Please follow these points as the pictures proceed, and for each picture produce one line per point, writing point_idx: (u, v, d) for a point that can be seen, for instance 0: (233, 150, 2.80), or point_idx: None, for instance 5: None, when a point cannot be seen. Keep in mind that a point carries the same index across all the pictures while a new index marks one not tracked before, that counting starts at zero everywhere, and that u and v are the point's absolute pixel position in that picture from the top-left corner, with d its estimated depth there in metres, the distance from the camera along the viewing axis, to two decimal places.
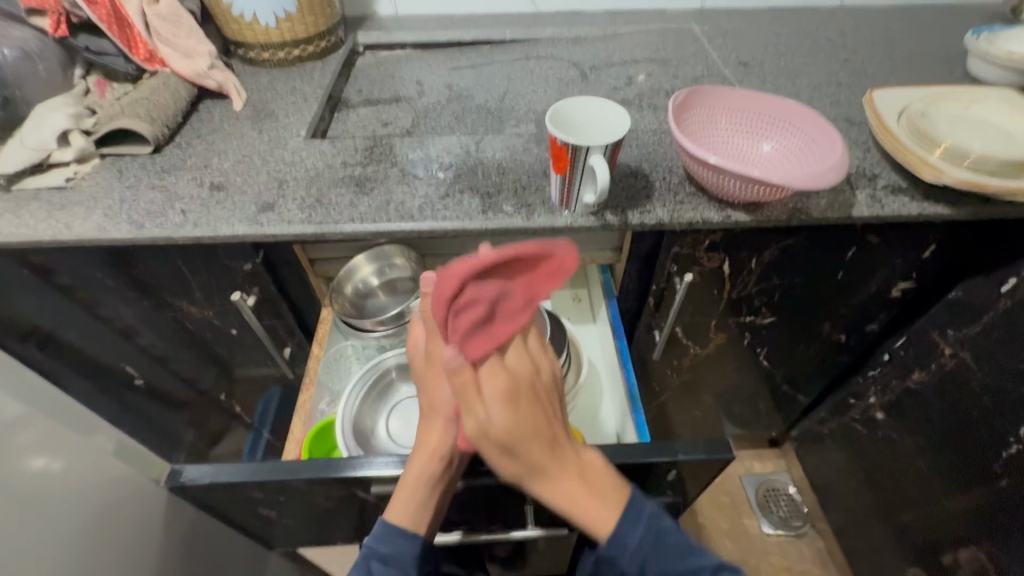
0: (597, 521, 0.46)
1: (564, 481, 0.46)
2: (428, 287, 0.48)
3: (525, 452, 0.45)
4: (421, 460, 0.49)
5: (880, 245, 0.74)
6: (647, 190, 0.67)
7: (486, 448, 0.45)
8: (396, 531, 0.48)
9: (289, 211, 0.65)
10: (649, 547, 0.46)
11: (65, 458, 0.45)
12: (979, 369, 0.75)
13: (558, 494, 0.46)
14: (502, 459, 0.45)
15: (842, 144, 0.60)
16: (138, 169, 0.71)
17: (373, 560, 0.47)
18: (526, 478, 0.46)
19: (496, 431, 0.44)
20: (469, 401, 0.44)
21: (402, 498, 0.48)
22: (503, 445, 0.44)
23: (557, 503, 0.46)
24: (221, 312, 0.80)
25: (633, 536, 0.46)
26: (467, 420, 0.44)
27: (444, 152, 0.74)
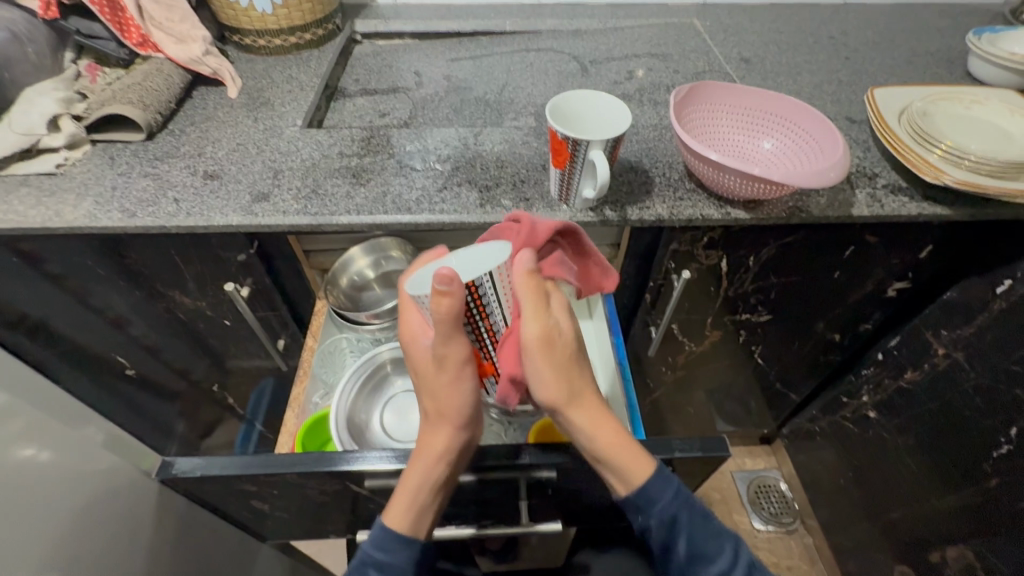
0: (635, 464, 0.46)
1: (600, 409, 0.48)
2: (446, 286, 0.42)
3: (575, 369, 0.47)
4: (426, 464, 0.48)
5: (877, 245, 0.74)
6: (646, 186, 0.67)
7: (541, 361, 0.46)
8: (395, 539, 0.47)
9: (284, 201, 0.65)
10: (680, 503, 0.46)
11: (54, 448, 0.45)
12: (972, 369, 0.75)
13: (598, 419, 0.47)
14: (553, 378, 0.46)
15: (842, 142, 0.60)
16: (130, 156, 0.70)
17: (371, 567, 0.46)
18: (567, 395, 0.47)
19: (560, 338, 0.47)
20: (540, 306, 0.47)
21: (403, 504, 0.47)
22: (561, 354, 0.47)
23: (597, 433, 0.46)
24: (214, 303, 0.79)
25: (665, 496, 0.46)
26: (534, 324, 0.46)
27: (442, 144, 0.73)
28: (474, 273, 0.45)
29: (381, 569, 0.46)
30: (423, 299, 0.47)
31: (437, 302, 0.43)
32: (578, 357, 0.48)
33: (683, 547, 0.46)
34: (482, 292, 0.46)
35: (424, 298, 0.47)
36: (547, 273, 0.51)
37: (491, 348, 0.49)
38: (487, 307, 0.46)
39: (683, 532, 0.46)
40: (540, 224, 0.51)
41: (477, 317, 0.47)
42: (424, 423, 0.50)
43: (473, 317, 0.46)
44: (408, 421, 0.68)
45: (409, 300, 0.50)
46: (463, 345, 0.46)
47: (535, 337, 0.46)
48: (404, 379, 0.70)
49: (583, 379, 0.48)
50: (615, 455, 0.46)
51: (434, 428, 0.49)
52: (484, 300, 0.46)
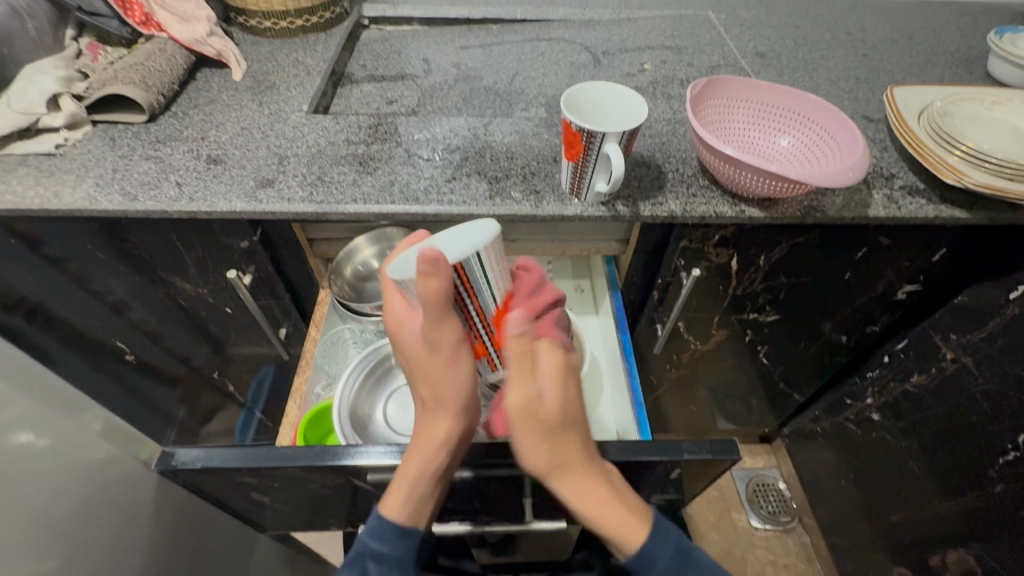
0: (627, 531, 0.44)
1: (585, 481, 0.44)
2: (432, 267, 0.41)
3: (563, 438, 0.44)
4: (424, 454, 0.47)
5: (890, 247, 0.73)
6: (659, 180, 0.66)
7: (526, 427, 0.43)
8: (394, 530, 0.47)
9: (289, 187, 0.63)
10: (679, 565, 0.45)
11: (51, 435, 0.43)
12: (981, 375, 0.74)
13: (586, 494, 0.44)
14: (537, 445, 0.43)
15: (863, 142, 0.59)
16: (131, 138, 0.68)
17: (368, 559, 0.47)
18: (553, 473, 0.44)
19: (543, 409, 0.43)
20: (523, 373, 0.43)
21: (403, 495, 0.46)
22: (545, 427, 0.43)
23: (586, 509, 0.44)
24: (215, 290, 0.78)
25: (666, 550, 0.45)
26: (517, 392, 0.43)
27: (450, 133, 0.72)
28: (460, 253, 0.44)
29: (378, 562, 0.47)
30: (407, 282, 0.45)
31: (423, 284, 0.41)
32: (570, 429, 0.45)
33: (690, 545, 0.45)
34: (471, 271, 0.44)
35: (409, 282, 0.45)
36: (542, 333, 0.47)
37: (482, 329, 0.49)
38: (475, 288, 0.46)
39: None
40: (543, 283, 0.52)
41: (465, 297, 0.46)
42: (418, 410, 0.49)
43: (462, 298, 0.46)
44: (411, 414, 0.66)
45: (392, 284, 0.49)
46: (452, 331, 0.45)
47: (515, 406, 0.42)
48: None
49: (576, 446, 0.45)
50: (604, 522, 0.44)
51: (428, 417, 0.48)
52: (473, 282, 0.45)
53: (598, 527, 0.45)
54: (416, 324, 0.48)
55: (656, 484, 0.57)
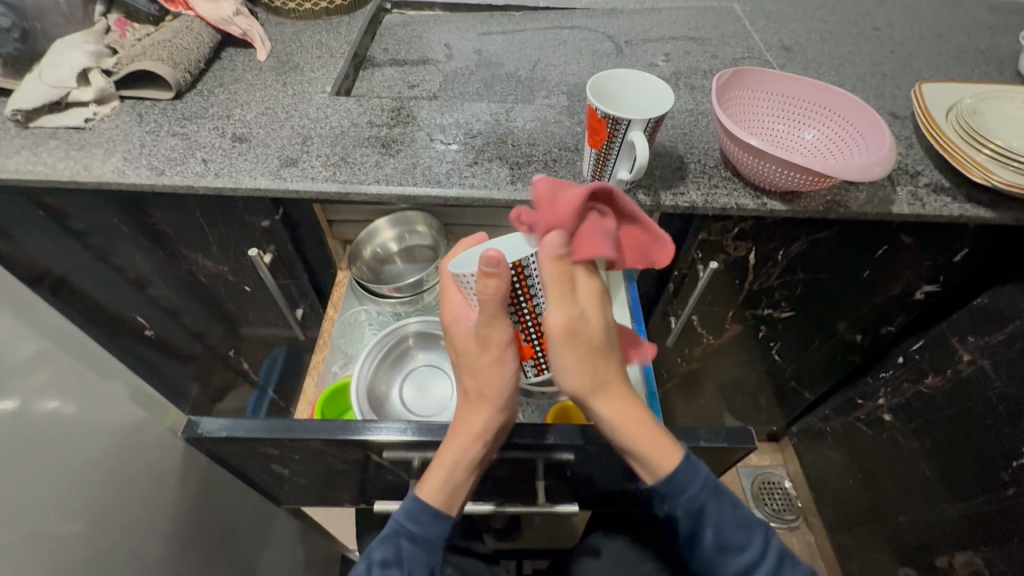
0: (662, 450, 0.46)
1: (627, 400, 0.47)
2: (495, 269, 0.43)
3: (599, 360, 0.47)
4: (462, 443, 0.48)
5: (912, 245, 0.73)
6: (680, 171, 0.66)
7: (567, 346, 0.46)
8: (429, 513, 0.47)
9: (313, 167, 0.64)
10: (710, 494, 0.46)
11: (78, 402, 0.44)
12: (997, 378, 0.73)
13: (624, 408, 0.47)
14: (578, 366, 0.46)
15: (891, 136, 0.58)
16: (158, 114, 0.69)
17: (404, 538, 0.46)
18: (592, 384, 0.47)
19: (585, 328, 0.47)
20: (562, 294, 0.45)
21: (440, 478, 0.47)
22: (589, 346, 0.47)
23: (622, 425, 0.46)
24: (235, 268, 0.79)
25: (693, 487, 0.45)
26: (559, 314, 0.45)
27: (473, 118, 0.72)
28: (519, 254, 0.46)
29: (413, 541, 0.46)
30: (464, 278, 0.48)
31: (484, 284, 0.43)
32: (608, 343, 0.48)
33: (710, 537, 0.46)
34: (528, 273, 0.47)
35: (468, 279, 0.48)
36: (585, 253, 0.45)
37: (533, 332, 0.51)
38: (531, 289, 0.47)
39: (715, 523, 0.46)
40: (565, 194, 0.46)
41: (520, 299, 0.48)
42: (462, 403, 0.51)
43: (516, 298, 0.48)
44: (427, 394, 0.68)
45: (451, 282, 0.52)
46: (503, 334, 0.48)
47: (559, 323, 0.45)
48: (426, 353, 0.70)
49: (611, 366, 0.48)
50: (639, 439, 0.46)
51: (469, 410, 0.49)
52: (529, 282, 0.47)
53: (632, 447, 0.46)
54: (470, 319, 0.50)
55: None
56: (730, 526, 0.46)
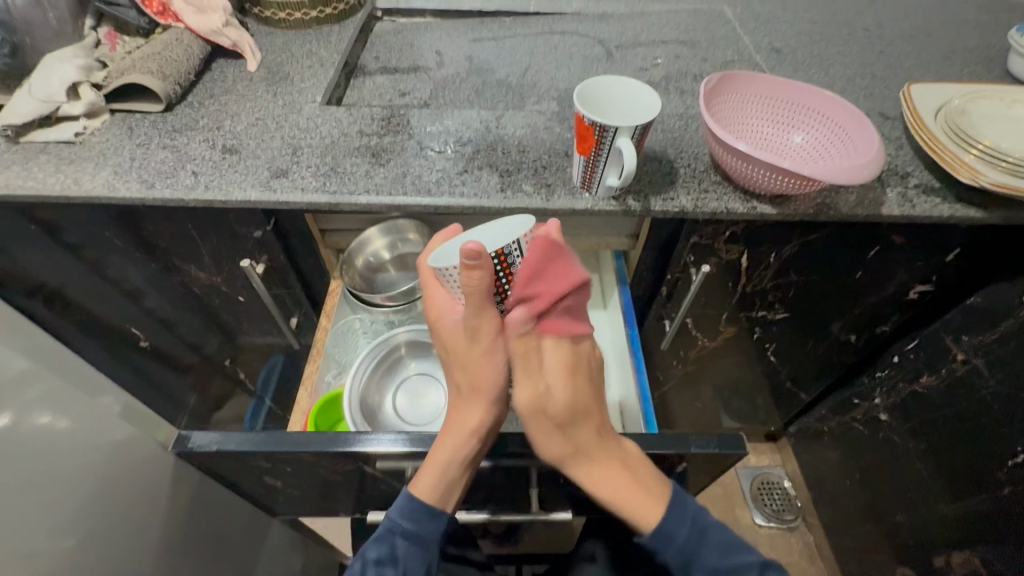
0: (644, 512, 0.47)
1: (605, 463, 0.48)
2: (475, 261, 0.41)
3: (576, 428, 0.48)
4: (456, 439, 0.48)
5: (902, 246, 0.73)
6: (670, 176, 0.66)
7: (540, 423, 0.47)
8: (424, 510, 0.48)
9: (303, 177, 0.64)
10: (696, 542, 0.46)
11: (72, 416, 0.44)
12: (991, 377, 0.73)
13: (604, 476, 0.47)
14: (550, 438, 0.47)
15: (879, 140, 0.58)
16: (149, 127, 0.69)
17: (398, 537, 0.47)
18: (580, 444, 0.48)
19: (552, 404, 0.46)
20: (529, 373, 0.46)
21: (433, 476, 0.48)
22: (556, 420, 0.47)
23: (601, 488, 0.47)
24: (229, 279, 0.79)
25: (680, 532, 0.46)
26: (524, 392, 0.46)
27: (462, 126, 0.72)
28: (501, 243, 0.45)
29: (408, 540, 0.47)
30: (447, 270, 0.47)
31: (467, 276, 0.42)
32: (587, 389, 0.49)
33: None
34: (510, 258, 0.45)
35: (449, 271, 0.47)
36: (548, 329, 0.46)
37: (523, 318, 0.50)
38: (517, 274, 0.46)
39: (703, 567, 0.46)
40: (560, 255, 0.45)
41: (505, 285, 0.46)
42: (455, 397, 0.51)
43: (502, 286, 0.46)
44: (421, 403, 0.68)
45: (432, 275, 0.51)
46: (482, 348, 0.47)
47: (525, 404, 0.46)
48: (418, 362, 0.70)
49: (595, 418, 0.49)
50: (618, 502, 0.47)
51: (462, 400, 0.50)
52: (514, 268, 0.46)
53: (616, 509, 0.47)
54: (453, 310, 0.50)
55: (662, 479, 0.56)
56: (724, 536, 0.47)
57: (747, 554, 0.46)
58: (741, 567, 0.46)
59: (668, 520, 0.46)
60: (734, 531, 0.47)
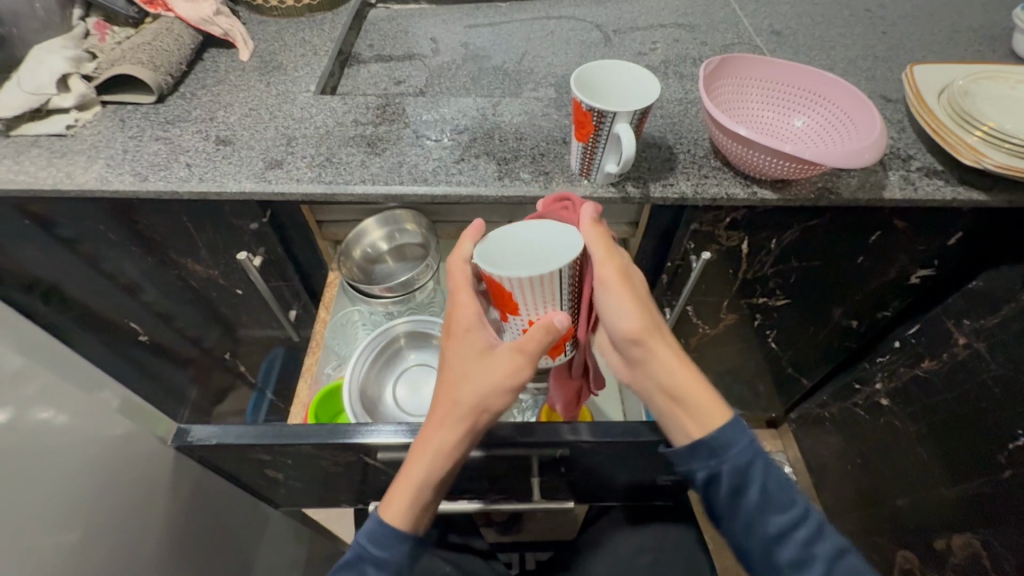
0: (714, 404, 0.46)
1: (677, 348, 0.48)
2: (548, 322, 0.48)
3: (651, 308, 0.49)
4: (431, 462, 0.45)
5: (905, 230, 0.72)
6: (670, 162, 0.65)
7: (624, 275, 0.48)
8: (395, 537, 0.45)
9: (298, 168, 0.63)
10: (757, 450, 0.44)
11: (69, 411, 0.44)
12: (993, 361, 0.72)
13: (680, 359, 0.47)
14: (632, 303, 0.47)
15: (880, 122, 0.58)
16: (141, 119, 0.68)
17: (368, 563, 0.45)
18: (650, 335, 0.47)
19: (631, 278, 0.49)
20: (608, 248, 0.49)
21: (404, 502, 0.45)
22: (638, 294, 0.48)
23: (677, 375, 0.47)
24: (226, 272, 0.79)
25: (743, 438, 0.44)
26: (609, 259, 0.48)
27: (459, 114, 0.71)
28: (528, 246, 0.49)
29: (378, 567, 0.45)
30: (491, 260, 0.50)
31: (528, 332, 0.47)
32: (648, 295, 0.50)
33: (755, 494, 0.44)
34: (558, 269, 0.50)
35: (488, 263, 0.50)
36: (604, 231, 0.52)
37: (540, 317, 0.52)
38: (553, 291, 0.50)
39: (761, 477, 0.44)
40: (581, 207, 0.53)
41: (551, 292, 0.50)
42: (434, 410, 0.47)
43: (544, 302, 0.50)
44: (422, 394, 0.68)
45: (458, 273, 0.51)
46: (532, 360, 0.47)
47: (612, 267, 0.48)
48: (417, 353, 0.70)
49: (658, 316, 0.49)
50: (693, 393, 0.46)
51: (439, 423, 0.46)
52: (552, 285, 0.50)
53: (687, 400, 0.46)
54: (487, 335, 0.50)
55: (663, 466, 0.56)
56: (776, 483, 0.44)
57: (796, 504, 0.44)
58: (789, 514, 0.44)
59: (719, 455, 0.44)
60: (785, 478, 0.45)
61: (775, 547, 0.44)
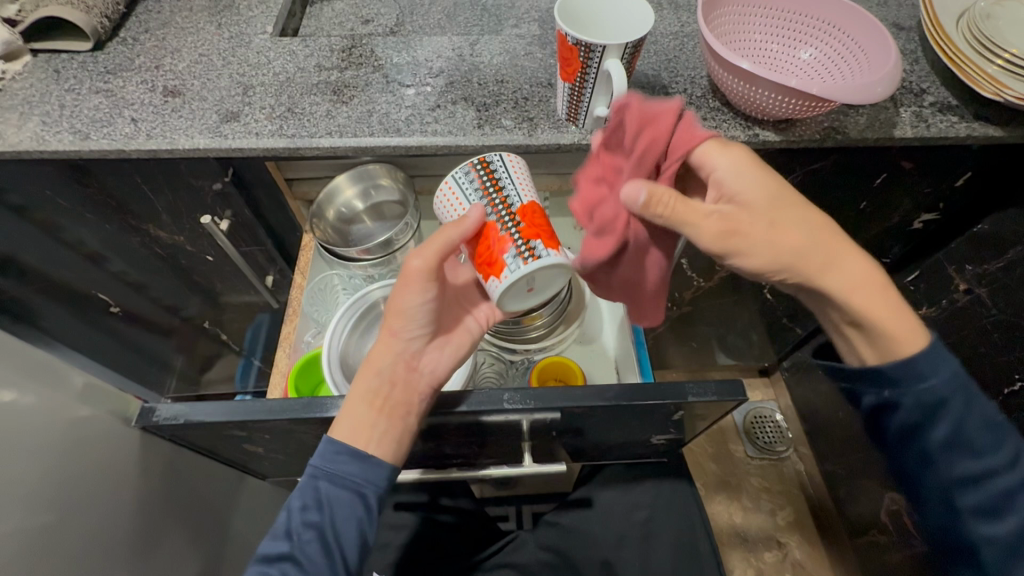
0: (899, 325, 0.46)
1: (852, 265, 0.46)
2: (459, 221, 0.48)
3: (790, 224, 0.45)
4: (361, 373, 0.48)
5: (913, 172, 0.68)
6: (665, 103, 0.60)
7: (734, 227, 0.44)
8: (340, 449, 0.45)
9: (256, 121, 0.57)
10: (959, 390, 0.46)
11: (17, 390, 0.41)
12: (994, 306, 0.69)
13: (856, 282, 0.47)
14: (765, 244, 0.44)
15: (896, 51, 0.52)
16: (77, 68, 0.61)
17: (320, 479, 0.45)
18: (813, 266, 0.46)
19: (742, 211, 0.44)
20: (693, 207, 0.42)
21: (342, 408, 0.47)
22: (767, 223, 0.44)
23: (853, 298, 0.46)
24: (193, 237, 0.74)
25: (940, 373, 0.46)
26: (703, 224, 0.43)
27: (434, 55, 0.64)
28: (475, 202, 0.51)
29: (330, 481, 0.45)
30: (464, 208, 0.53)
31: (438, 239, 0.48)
32: (784, 208, 0.46)
33: (942, 432, 0.47)
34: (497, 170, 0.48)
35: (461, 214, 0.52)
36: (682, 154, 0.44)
37: (508, 220, 0.46)
38: (502, 186, 0.47)
39: (954, 417, 0.46)
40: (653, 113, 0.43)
41: (490, 188, 0.47)
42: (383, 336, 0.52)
43: (487, 190, 0.47)
44: None
45: None
46: (422, 259, 0.48)
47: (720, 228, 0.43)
48: None
49: (817, 232, 0.46)
50: (880, 318, 0.46)
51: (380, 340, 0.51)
52: (500, 180, 0.48)
53: (874, 323, 0.46)
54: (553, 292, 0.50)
55: (658, 426, 0.54)
56: (975, 425, 0.46)
57: (998, 449, 0.46)
58: (982, 459, 0.46)
59: (904, 385, 0.47)
60: (993, 422, 0.47)
61: (953, 482, 0.47)
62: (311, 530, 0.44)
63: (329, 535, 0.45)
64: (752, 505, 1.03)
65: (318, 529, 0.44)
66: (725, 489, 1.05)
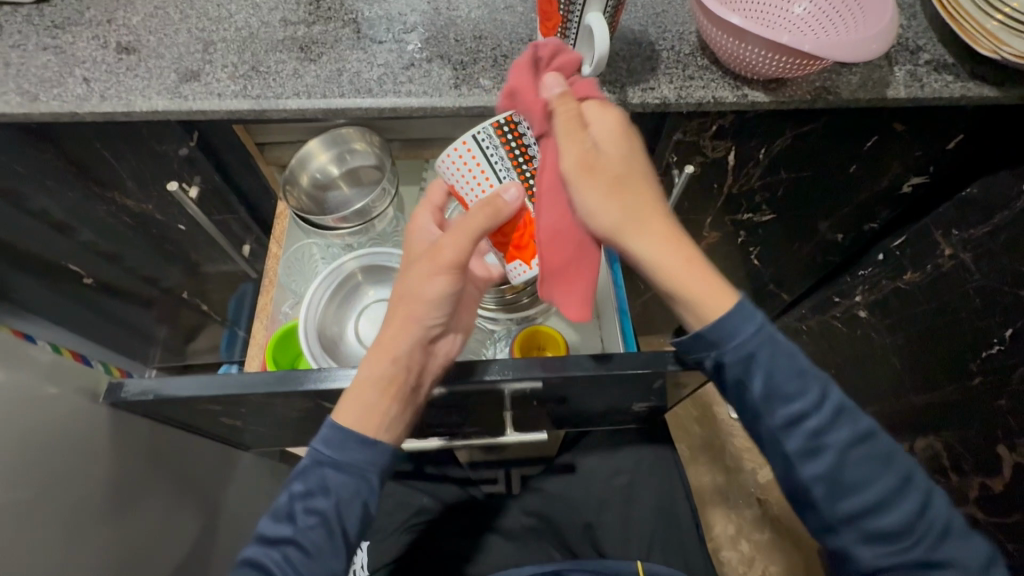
0: (711, 292, 0.42)
1: (666, 236, 0.43)
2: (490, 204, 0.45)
3: (632, 188, 0.43)
4: (371, 360, 0.45)
5: (904, 134, 0.66)
6: (651, 61, 0.57)
7: (598, 178, 0.42)
8: (350, 439, 0.43)
9: (218, 80, 0.54)
10: (834, 428, 0.41)
11: None
12: (977, 271, 0.68)
13: (662, 249, 0.42)
14: (604, 198, 0.42)
15: (891, 6, 0.50)
16: (21, 23, 0.57)
17: (326, 467, 0.43)
18: (631, 228, 0.42)
19: (602, 158, 0.43)
20: (571, 130, 0.42)
21: (353, 396, 0.44)
22: (608, 175, 0.42)
23: (660, 262, 0.42)
24: (163, 205, 0.71)
25: (816, 411, 0.41)
26: (570, 150, 0.42)
27: (407, 8, 0.60)
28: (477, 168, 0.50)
29: (336, 469, 0.43)
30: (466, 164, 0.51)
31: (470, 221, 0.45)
32: (634, 182, 0.43)
33: (881, 482, 0.41)
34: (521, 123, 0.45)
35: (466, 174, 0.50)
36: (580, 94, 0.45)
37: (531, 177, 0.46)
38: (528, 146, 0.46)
39: (833, 450, 0.41)
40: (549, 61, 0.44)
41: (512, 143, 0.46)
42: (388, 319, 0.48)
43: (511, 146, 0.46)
44: None
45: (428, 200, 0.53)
46: (456, 246, 0.45)
47: (574, 160, 0.42)
48: (377, 288, 0.65)
49: (645, 198, 0.43)
50: (682, 282, 0.42)
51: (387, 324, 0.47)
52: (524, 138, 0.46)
53: (676, 288, 0.42)
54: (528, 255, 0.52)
55: (640, 393, 0.54)
56: (852, 460, 0.41)
57: (877, 481, 0.41)
58: (863, 496, 0.41)
59: (793, 411, 0.41)
60: (872, 456, 0.41)
61: (840, 524, 0.41)
62: (314, 516, 0.42)
63: (331, 523, 0.42)
64: (734, 465, 1.06)
65: (321, 517, 0.42)
66: (708, 451, 1.08)
